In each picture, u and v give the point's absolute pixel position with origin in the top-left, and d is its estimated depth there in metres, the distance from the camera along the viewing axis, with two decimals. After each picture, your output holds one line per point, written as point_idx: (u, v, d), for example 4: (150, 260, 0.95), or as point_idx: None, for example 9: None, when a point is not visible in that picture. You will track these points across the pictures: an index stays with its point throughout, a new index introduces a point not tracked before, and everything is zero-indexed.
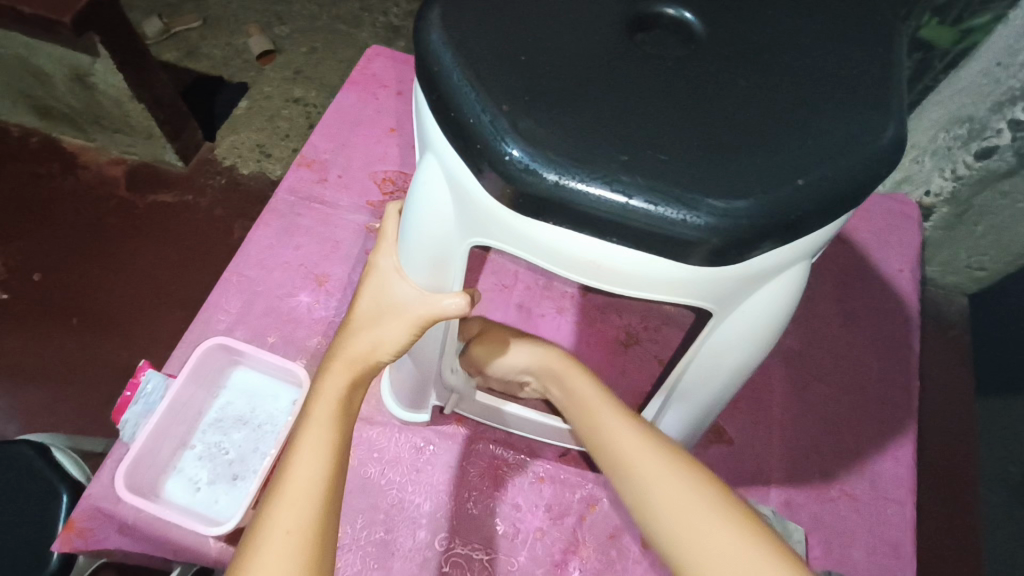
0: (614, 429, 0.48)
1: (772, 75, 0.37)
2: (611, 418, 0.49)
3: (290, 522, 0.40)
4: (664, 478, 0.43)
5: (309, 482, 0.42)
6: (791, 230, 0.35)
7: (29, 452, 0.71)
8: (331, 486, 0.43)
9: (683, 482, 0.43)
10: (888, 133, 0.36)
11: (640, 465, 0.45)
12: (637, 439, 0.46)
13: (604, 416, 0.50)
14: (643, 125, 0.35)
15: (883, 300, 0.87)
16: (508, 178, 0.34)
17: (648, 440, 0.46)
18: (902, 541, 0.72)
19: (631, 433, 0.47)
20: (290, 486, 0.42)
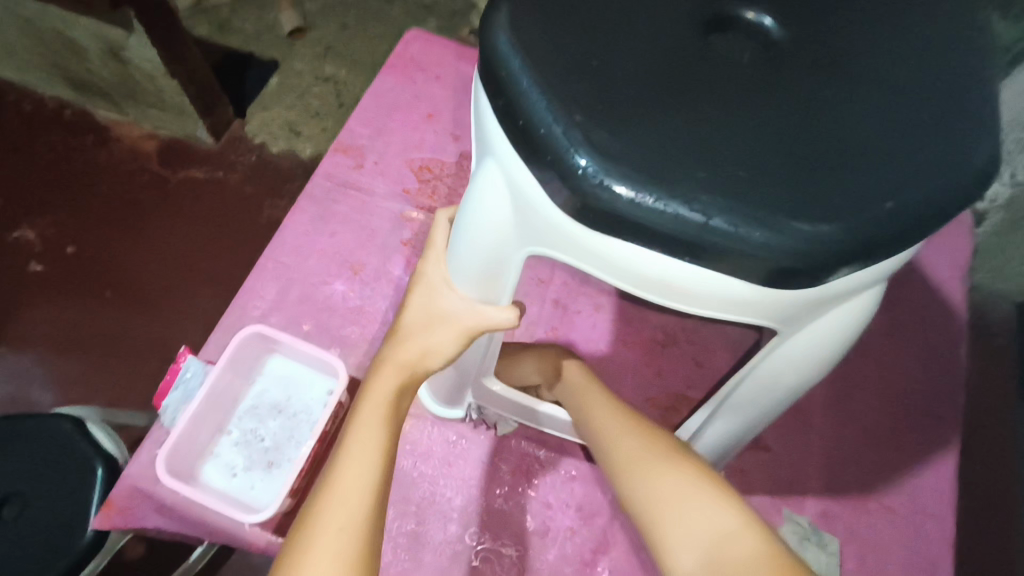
0: (610, 425, 0.54)
1: (858, 88, 0.35)
2: (609, 418, 0.55)
3: (342, 521, 0.40)
4: (639, 457, 0.49)
5: (358, 481, 0.42)
6: (874, 254, 0.33)
7: (67, 426, 0.72)
8: (381, 485, 0.43)
9: (669, 463, 0.47)
10: (982, 153, 0.34)
11: (630, 457, 0.50)
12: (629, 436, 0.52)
13: (602, 416, 0.56)
14: (723, 140, 0.33)
15: (930, 308, 0.84)
16: (578, 192, 0.33)
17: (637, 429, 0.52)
18: (939, 558, 0.71)
19: (623, 432, 0.52)
20: (341, 484, 0.42)
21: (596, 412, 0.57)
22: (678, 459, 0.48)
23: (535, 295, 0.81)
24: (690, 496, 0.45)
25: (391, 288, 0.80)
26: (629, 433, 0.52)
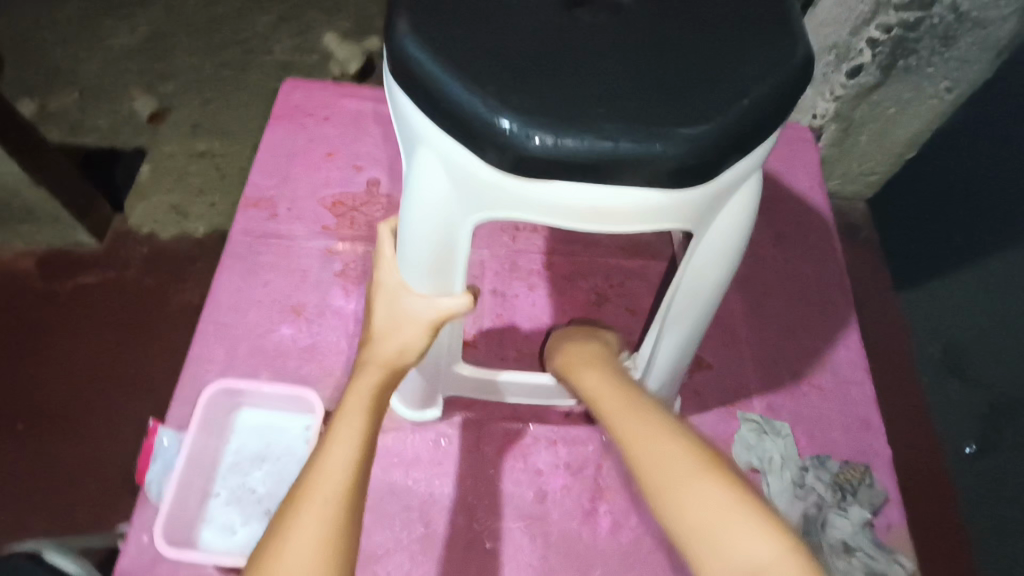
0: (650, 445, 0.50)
1: (697, 25, 0.44)
2: (648, 433, 0.51)
3: (327, 489, 0.45)
4: (688, 484, 0.46)
5: (341, 455, 0.47)
6: (747, 143, 0.42)
7: (28, 563, 0.64)
8: (363, 455, 0.48)
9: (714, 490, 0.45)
10: (800, 51, 0.43)
11: (667, 476, 0.47)
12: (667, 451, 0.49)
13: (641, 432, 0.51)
14: (609, 83, 0.40)
15: (804, 216, 0.98)
16: (509, 150, 0.39)
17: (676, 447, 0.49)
18: (869, 414, 0.82)
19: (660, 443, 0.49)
20: (328, 457, 0.47)
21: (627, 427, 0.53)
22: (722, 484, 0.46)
23: None
24: (736, 518, 0.44)
25: (337, 318, 0.83)
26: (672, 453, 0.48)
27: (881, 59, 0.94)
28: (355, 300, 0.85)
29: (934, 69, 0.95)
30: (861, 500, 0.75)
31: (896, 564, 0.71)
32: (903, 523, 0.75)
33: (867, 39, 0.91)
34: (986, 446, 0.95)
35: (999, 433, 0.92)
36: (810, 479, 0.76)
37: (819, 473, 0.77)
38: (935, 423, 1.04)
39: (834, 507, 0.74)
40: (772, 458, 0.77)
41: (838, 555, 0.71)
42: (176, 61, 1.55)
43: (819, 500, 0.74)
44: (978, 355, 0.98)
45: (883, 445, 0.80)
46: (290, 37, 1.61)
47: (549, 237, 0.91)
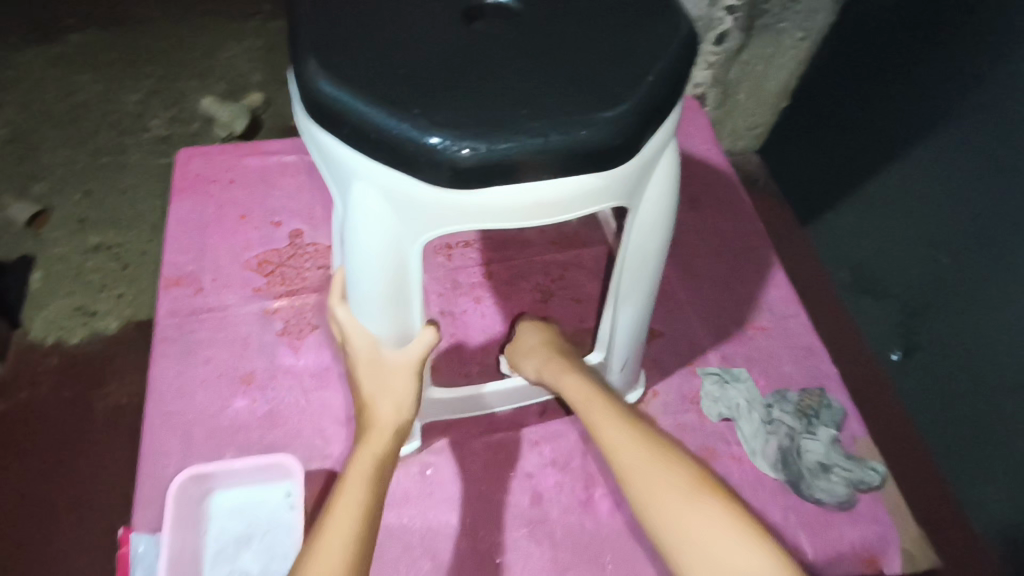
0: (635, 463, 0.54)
1: (588, 18, 0.47)
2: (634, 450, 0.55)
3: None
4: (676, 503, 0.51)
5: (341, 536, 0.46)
6: (660, 114, 0.44)
7: None
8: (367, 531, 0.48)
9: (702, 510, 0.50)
10: (685, 22, 0.47)
11: (668, 505, 0.51)
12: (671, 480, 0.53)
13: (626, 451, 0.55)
14: (523, 84, 0.42)
15: (709, 176, 1.05)
16: (445, 165, 0.40)
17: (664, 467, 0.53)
18: (810, 341, 0.89)
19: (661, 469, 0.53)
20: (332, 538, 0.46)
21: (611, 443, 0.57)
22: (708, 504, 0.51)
23: None
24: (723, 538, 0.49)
25: (290, 377, 0.81)
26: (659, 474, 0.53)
27: (741, 22, 1.01)
28: (305, 354, 0.83)
29: (787, 23, 1.04)
30: (825, 420, 0.81)
31: (869, 470, 0.78)
32: (865, 432, 0.81)
33: (726, 8, 0.99)
34: (909, 348, 1.04)
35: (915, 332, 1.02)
36: (776, 414, 0.81)
37: (782, 406, 0.82)
38: (867, 338, 1.12)
39: (804, 433, 0.79)
40: (739, 404, 0.82)
41: (817, 477, 0.77)
42: (46, 158, 1.46)
43: (790, 431, 0.80)
44: (884, 272, 1.07)
45: (831, 367, 0.86)
46: (164, 109, 1.55)
47: (482, 248, 0.93)
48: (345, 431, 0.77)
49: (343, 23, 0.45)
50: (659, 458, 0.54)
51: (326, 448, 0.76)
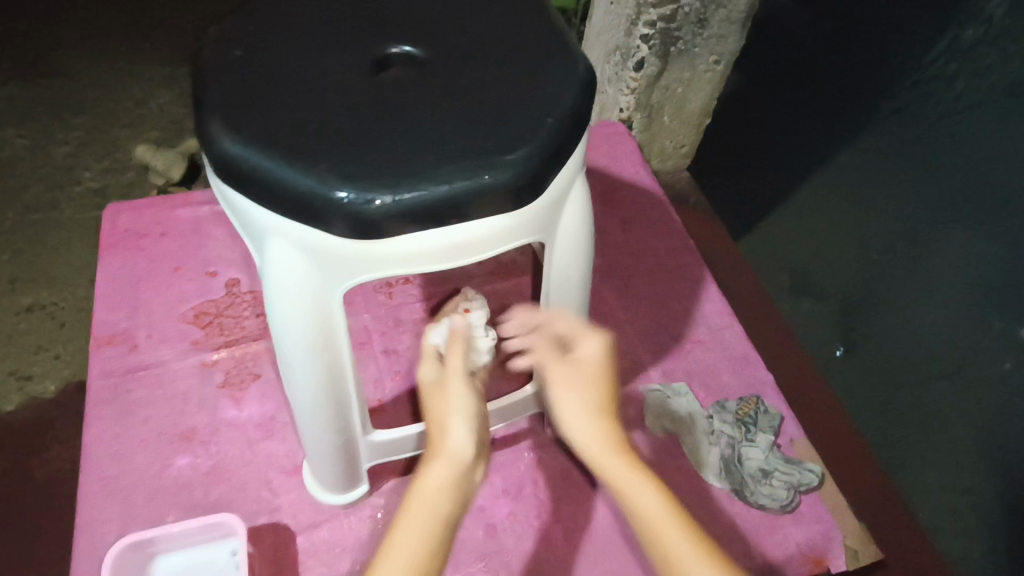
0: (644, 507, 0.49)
1: (489, 64, 0.49)
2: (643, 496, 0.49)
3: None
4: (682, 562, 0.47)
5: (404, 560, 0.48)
6: (563, 154, 0.46)
7: None
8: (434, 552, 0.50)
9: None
10: (582, 63, 0.50)
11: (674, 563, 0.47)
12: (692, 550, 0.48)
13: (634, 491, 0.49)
14: (428, 132, 0.44)
15: (640, 198, 1.09)
16: (355, 218, 0.42)
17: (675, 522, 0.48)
18: (745, 350, 0.92)
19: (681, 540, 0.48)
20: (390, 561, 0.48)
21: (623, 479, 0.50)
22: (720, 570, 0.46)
23: (365, 356, 0.87)
24: None
25: (233, 430, 0.80)
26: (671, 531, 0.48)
27: (656, 49, 1.06)
28: (248, 405, 0.82)
29: (699, 48, 1.09)
30: (763, 426, 0.84)
31: (806, 472, 0.81)
32: (801, 435, 0.85)
33: (641, 36, 1.03)
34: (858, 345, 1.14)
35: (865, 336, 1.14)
36: (717, 424, 0.84)
37: (722, 416, 0.84)
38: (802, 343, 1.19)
39: (743, 441, 0.82)
40: (681, 418, 0.84)
41: (759, 484, 0.79)
42: None
43: (730, 440, 0.82)
44: (819, 277, 1.28)
45: (766, 374, 0.90)
46: (97, 160, 1.52)
47: (422, 284, 0.94)
48: (293, 480, 0.76)
49: (250, 82, 0.46)
50: (676, 526, 0.48)
51: (274, 499, 0.75)
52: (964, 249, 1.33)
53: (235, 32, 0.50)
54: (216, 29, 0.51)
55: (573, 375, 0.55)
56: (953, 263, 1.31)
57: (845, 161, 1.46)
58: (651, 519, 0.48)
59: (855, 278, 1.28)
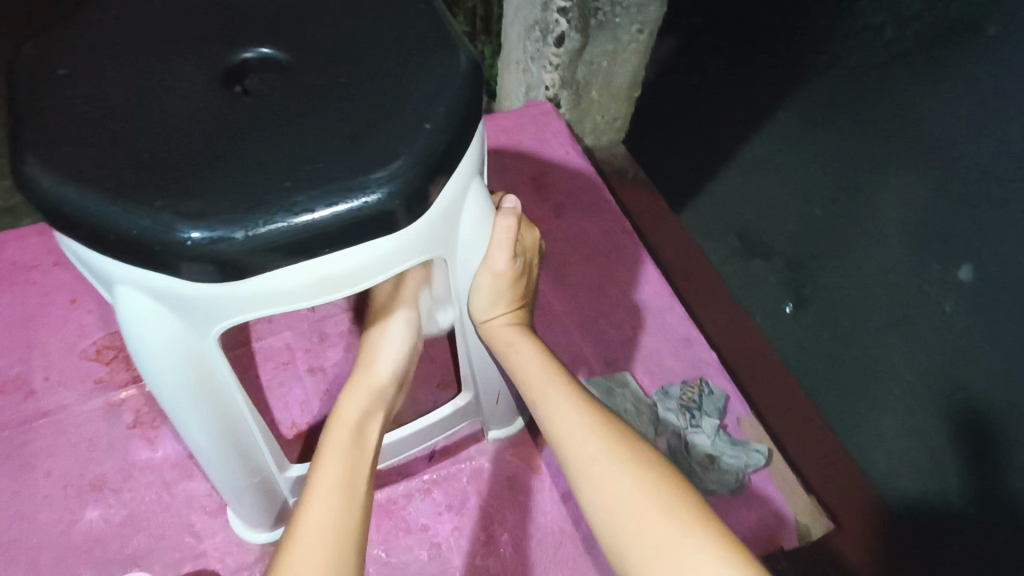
0: (584, 448, 0.47)
1: (359, 65, 0.43)
2: (590, 437, 0.48)
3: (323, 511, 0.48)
4: (635, 497, 0.44)
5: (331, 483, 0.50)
6: (449, 164, 0.41)
7: None
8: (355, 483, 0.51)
9: (657, 514, 0.43)
10: (463, 58, 0.44)
11: (622, 501, 0.44)
12: (644, 491, 0.44)
13: (578, 432, 0.48)
14: (285, 152, 0.38)
15: (572, 180, 1.05)
16: (205, 259, 0.36)
17: (620, 460, 0.46)
18: (688, 331, 0.90)
19: (630, 479, 0.45)
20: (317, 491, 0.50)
21: (566, 424, 0.49)
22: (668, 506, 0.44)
23: (289, 377, 0.81)
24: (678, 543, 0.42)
25: (149, 473, 0.74)
26: (622, 467, 0.46)
27: (576, 23, 0.99)
28: (163, 444, 0.76)
29: (621, 18, 1.02)
30: (708, 409, 0.82)
31: (754, 452, 0.80)
32: (748, 414, 0.84)
33: (558, 9, 0.97)
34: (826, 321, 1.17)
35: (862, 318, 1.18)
36: (661, 413, 0.82)
37: (666, 403, 0.83)
38: (743, 304, 1.18)
39: (689, 428, 0.80)
40: (627, 409, 0.82)
41: (707, 470, 0.78)
42: None
43: (676, 429, 0.80)
44: (765, 239, 1.28)
45: (709, 353, 0.88)
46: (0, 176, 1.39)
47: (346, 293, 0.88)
48: (217, 520, 0.71)
49: (79, 106, 0.40)
50: (622, 466, 0.46)
51: (198, 544, 0.70)
52: (901, 198, 1.34)
53: (60, 49, 0.43)
54: (30, 48, 0.44)
55: (521, 352, 0.53)
56: (891, 213, 1.32)
57: (779, 122, 1.46)
58: (593, 461, 0.46)
59: (797, 237, 1.28)
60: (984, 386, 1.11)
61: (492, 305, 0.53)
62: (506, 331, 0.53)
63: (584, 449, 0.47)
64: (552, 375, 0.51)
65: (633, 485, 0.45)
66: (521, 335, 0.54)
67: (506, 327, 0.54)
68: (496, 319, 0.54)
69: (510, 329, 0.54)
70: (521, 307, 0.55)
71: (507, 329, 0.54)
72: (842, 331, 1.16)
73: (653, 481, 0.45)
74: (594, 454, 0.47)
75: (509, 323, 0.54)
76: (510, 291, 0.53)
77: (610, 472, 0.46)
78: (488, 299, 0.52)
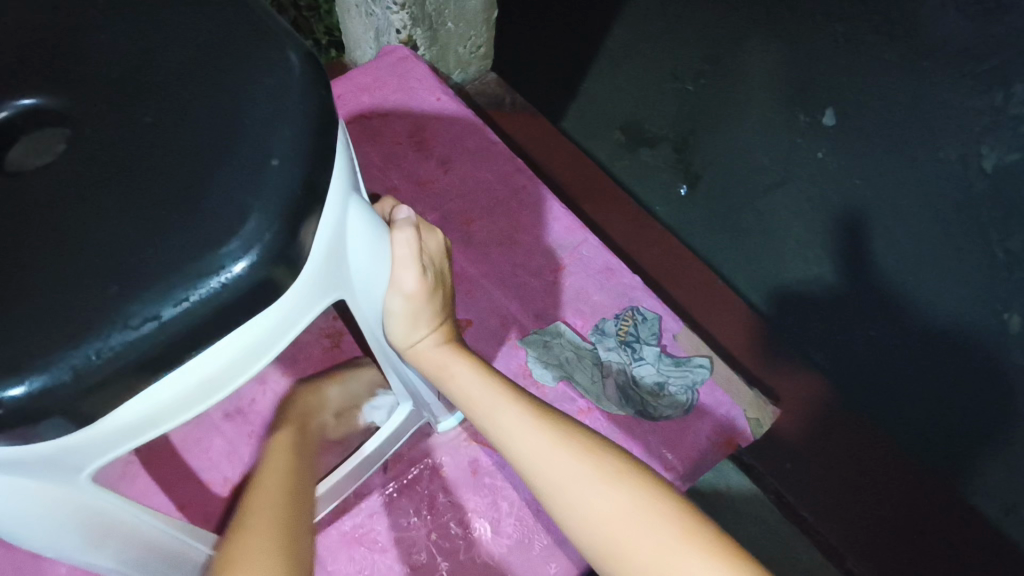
0: (555, 473, 0.44)
1: (163, 98, 0.34)
2: (559, 458, 0.44)
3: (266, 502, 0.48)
4: (621, 520, 0.41)
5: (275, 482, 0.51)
6: (317, 197, 0.34)
7: None
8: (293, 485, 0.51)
9: (649, 531, 0.41)
10: (295, 59, 0.36)
11: (609, 526, 0.41)
12: (629, 508, 0.41)
13: (544, 456, 0.44)
14: (99, 245, 0.30)
15: (450, 127, 0.97)
16: (36, 413, 0.29)
17: (596, 480, 0.43)
18: (607, 259, 0.87)
19: (606, 494, 0.42)
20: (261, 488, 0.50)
21: (528, 449, 0.45)
22: (658, 521, 0.41)
23: (203, 431, 0.72)
24: (676, 558, 0.40)
25: None
26: (599, 487, 0.43)
27: None
28: None
29: None
30: (646, 337, 0.82)
31: (697, 368, 0.81)
32: (682, 327, 0.83)
33: None
34: (721, 201, 1.19)
35: (752, 183, 1.21)
36: (603, 354, 0.82)
37: (605, 343, 0.82)
38: (644, 204, 1.16)
39: (632, 363, 0.81)
40: (568, 358, 0.81)
41: (658, 398, 0.79)
42: None
43: (620, 366, 0.81)
44: (650, 130, 1.26)
45: (633, 278, 0.86)
46: None
47: None
48: None
49: None
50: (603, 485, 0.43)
51: None
52: (764, 60, 1.35)
53: None
54: None
55: (460, 374, 0.49)
56: (759, 76, 1.33)
57: (638, 9, 1.40)
58: (568, 486, 0.43)
59: (678, 120, 1.27)
60: (870, 222, 1.18)
61: (414, 326, 0.48)
62: (435, 354, 0.49)
63: (555, 473, 0.44)
64: (499, 396, 0.48)
65: (608, 500, 0.42)
66: (455, 356, 0.50)
67: (437, 347, 0.50)
68: (421, 341, 0.49)
69: (440, 349, 0.50)
70: (445, 320, 0.51)
71: (438, 350, 0.50)
72: (737, 202, 1.19)
73: (635, 495, 0.42)
74: (567, 478, 0.43)
75: (439, 341, 0.50)
76: (428, 310, 0.47)
77: (588, 496, 0.42)
78: (408, 322, 0.47)
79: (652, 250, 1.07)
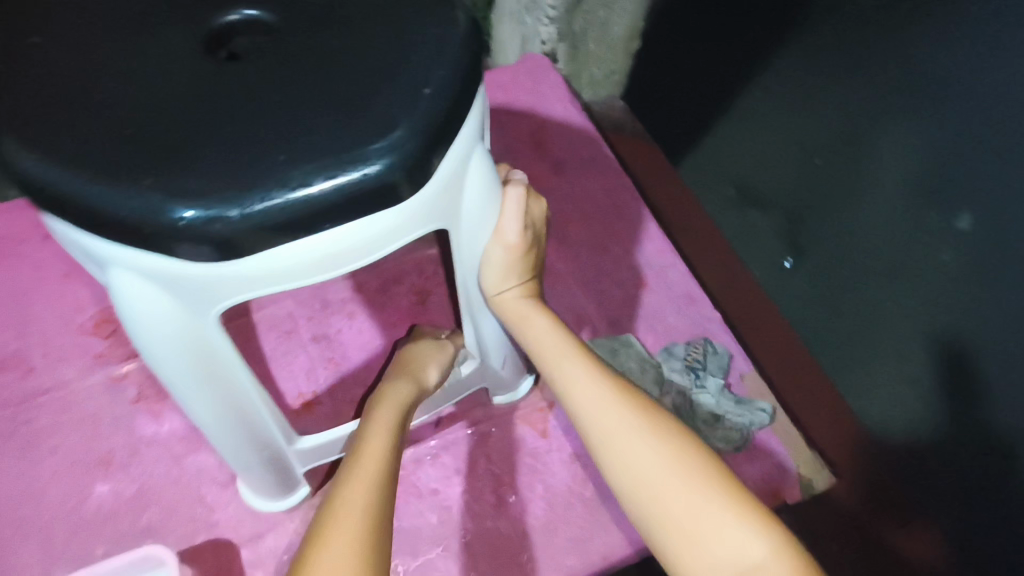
0: (612, 427, 0.48)
1: (352, 27, 0.41)
2: (615, 414, 0.48)
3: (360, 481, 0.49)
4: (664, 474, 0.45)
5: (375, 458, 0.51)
6: (451, 131, 0.39)
7: None
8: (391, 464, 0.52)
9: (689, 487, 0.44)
10: (461, 17, 0.42)
11: (652, 478, 0.45)
12: (670, 466, 0.45)
13: (604, 411, 0.48)
14: (279, 125, 0.37)
15: (569, 136, 1.02)
16: (201, 237, 0.35)
17: (647, 437, 0.46)
18: (691, 288, 0.89)
19: (653, 450, 0.46)
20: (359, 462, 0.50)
21: (591, 403, 0.49)
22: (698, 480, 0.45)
23: (291, 347, 0.80)
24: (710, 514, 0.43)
25: (156, 449, 0.73)
26: (648, 443, 0.46)
27: None
28: (168, 418, 0.75)
29: None
30: (712, 369, 0.83)
31: (759, 411, 0.80)
32: (751, 370, 0.84)
33: None
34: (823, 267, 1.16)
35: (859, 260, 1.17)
36: (667, 373, 0.82)
37: (671, 363, 0.83)
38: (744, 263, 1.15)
39: (694, 388, 0.81)
40: (632, 368, 0.82)
41: (712, 428, 0.79)
42: None
43: (681, 389, 0.81)
44: (762, 187, 1.26)
45: (713, 311, 0.87)
46: None
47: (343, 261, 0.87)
48: (228, 491, 0.71)
49: (71, 84, 0.39)
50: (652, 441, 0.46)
51: (210, 515, 0.70)
52: (900, 143, 1.32)
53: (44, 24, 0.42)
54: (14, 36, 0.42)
55: (538, 329, 0.53)
56: (890, 158, 1.30)
57: (778, 71, 1.41)
58: (621, 438, 0.47)
59: (795, 183, 1.26)
60: (984, 327, 1.10)
61: (506, 277, 0.53)
62: (519, 306, 0.54)
63: (611, 425, 0.47)
64: (568, 352, 0.52)
65: (656, 456, 0.46)
66: (537, 312, 0.54)
67: (523, 300, 0.54)
68: (508, 292, 0.54)
69: (524, 303, 0.54)
70: (532, 279, 0.55)
71: (523, 304, 0.54)
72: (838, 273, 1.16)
73: (678, 456, 0.46)
74: (620, 431, 0.47)
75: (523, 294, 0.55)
76: (520, 265, 0.53)
77: (638, 449, 0.46)
78: (501, 273, 0.52)
79: (739, 297, 1.06)
